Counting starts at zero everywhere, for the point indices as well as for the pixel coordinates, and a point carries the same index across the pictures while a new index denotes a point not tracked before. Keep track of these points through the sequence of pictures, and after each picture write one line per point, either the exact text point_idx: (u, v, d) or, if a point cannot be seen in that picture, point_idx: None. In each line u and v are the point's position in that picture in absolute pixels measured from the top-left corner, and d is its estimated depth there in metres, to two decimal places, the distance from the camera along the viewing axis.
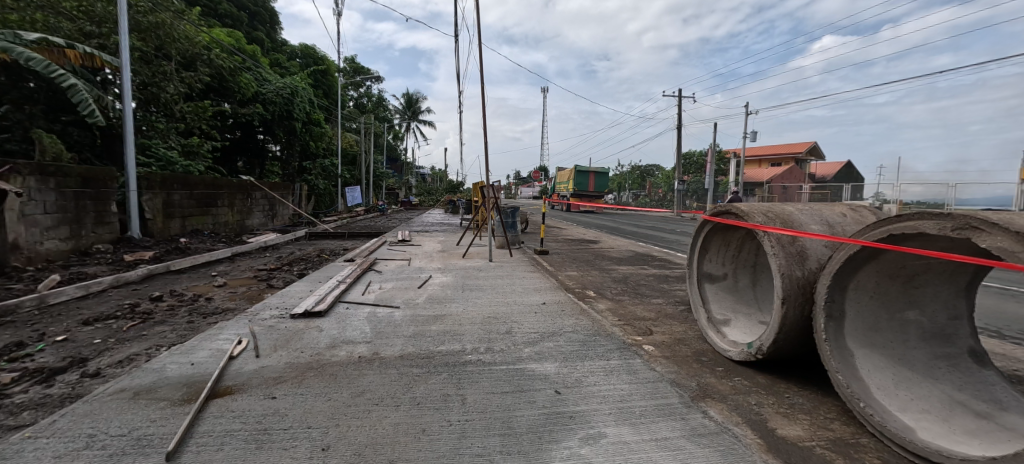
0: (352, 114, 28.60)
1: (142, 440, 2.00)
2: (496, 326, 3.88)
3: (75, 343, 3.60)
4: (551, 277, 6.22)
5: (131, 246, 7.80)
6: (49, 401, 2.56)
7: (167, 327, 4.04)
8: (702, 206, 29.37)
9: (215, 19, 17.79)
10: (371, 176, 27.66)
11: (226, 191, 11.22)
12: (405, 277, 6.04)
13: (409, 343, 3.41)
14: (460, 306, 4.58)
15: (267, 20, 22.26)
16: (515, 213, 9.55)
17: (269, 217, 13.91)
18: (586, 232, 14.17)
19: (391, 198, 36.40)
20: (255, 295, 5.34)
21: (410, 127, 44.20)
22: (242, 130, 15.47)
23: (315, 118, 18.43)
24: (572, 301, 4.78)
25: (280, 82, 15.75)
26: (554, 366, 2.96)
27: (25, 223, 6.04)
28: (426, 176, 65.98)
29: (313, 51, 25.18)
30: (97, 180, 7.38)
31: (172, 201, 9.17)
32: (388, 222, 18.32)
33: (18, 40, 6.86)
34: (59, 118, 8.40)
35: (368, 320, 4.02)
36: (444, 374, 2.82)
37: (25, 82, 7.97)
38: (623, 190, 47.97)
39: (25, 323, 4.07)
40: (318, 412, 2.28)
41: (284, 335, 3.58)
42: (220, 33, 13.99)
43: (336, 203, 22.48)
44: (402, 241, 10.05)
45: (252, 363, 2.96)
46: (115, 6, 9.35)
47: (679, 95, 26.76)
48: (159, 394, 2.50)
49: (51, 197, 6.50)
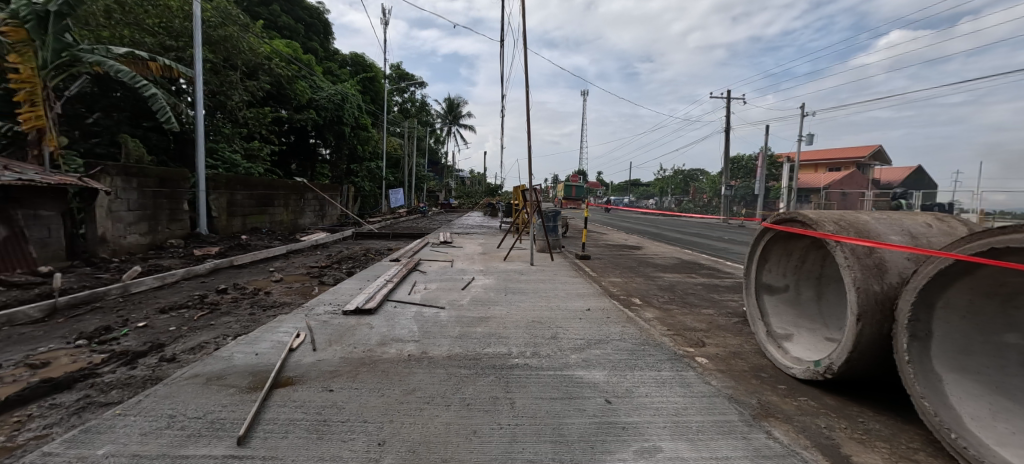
0: (396, 119, 29.79)
1: (216, 424, 2.14)
2: (541, 330, 3.86)
3: (153, 330, 3.94)
4: (594, 282, 6.14)
5: (201, 241, 8.49)
6: (133, 381, 2.81)
7: (233, 317, 4.34)
8: (749, 212, 28.06)
9: (276, 30, 19.11)
10: (413, 179, 28.50)
11: (282, 191, 11.95)
12: (449, 278, 6.16)
13: (456, 343, 3.46)
14: (503, 309, 4.61)
15: (322, 31, 23.60)
16: (556, 217, 9.49)
17: (319, 217, 14.68)
18: (628, 237, 13.82)
19: (430, 200, 37.61)
20: (307, 291, 5.63)
21: (450, 131, 45.32)
22: (296, 134, 16.45)
23: (362, 123, 19.18)
24: (617, 308, 4.68)
25: (332, 89, 16.59)
26: (603, 374, 2.90)
27: (111, 219, 6.73)
28: (466, 179, 67.53)
29: (362, 58, 26.22)
30: (172, 180, 8.08)
31: (235, 201, 9.88)
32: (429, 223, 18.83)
33: (110, 54, 7.61)
34: (141, 124, 9.28)
35: (415, 319, 4.13)
36: (491, 376, 2.83)
37: (113, 92, 8.84)
38: (665, 195, 46.55)
39: (113, 309, 4.52)
40: (373, 407, 2.36)
41: (337, 330, 3.74)
42: (280, 44, 15.03)
43: (379, 205, 23.38)
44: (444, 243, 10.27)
45: (309, 357, 3.10)
46: (190, 22, 10.24)
47: (727, 96, 25.68)
48: (229, 381, 2.68)
49: (133, 196, 7.20)
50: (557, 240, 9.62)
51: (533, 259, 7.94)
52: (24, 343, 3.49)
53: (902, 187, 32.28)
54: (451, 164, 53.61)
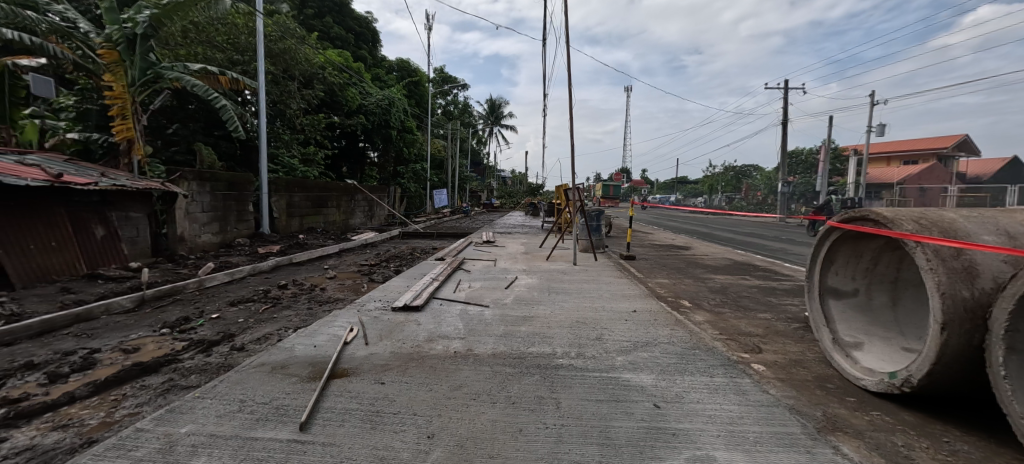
0: (440, 121, 30.58)
1: (280, 410, 2.30)
2: (586, 331, 3.81)
3: (225, 320, 4.31)
4: (640, 283, 5.97)
5: (264, 240, 9.18)
6: (209, 367, 3.09)
7: (292, 311, 4.66)
8: (810, 211, 26.07)
9: (329, 41, 20.26)
10: (456, 179, 29.13)
11: (335, 193, 12.66)
12: (492, 277, 6.23)
13: (501, 342, 3.49)
14: (547, 308, 4.60)
15: (370, 39, 24.70)
16: (599, 216, 9.32)
17: (369, 217, 15.39)
18: (676, 237, 13.31)
19: (472, 200, 38.30)
20: (359, 287, 5.91)
21: (491, 132, 45.84)
22: (347, 138, 17.36)
23: (408, 127, 19.87)
24: (664, 310, 4.52)
25: (380, 94, 17.32)
26: (651, 377, 2.81)
27: (188, 220, 7.45)
28: (507, 179, 68.09)
29: (408, 64, 27.13)
30: (239, 184, 8.79)
31: (293, 202, 10.59)
32: (471, 223, 19.16)
33: (186, 70, 8.41)
34: (212, 133, 10.18)
35: (461, 317, 4.22)
36: (536, 376, 2.83)
37: (188, 105, 9.76)
38: (715, 193, 44.26)
39: (190, 301, 5.01)
40: (422, 401, 2.43)
41: (387, 326, 3.90)
42: (332, 54, 15.93)
43: (424, 205, 24.13)
44: (487, 242, 10.41)
45: (362, 350, 3.26)
46: (254, 37, 11.06)
47: (784, 86, 24.01)
48: (291, 370, 2.87)
49: (207, 199, 7.91)
50: (601, 240, 9.46)
51: (576, 259, 7.85)
52: (119, 330, 3.95)
53: (995, 181, 28.61)
54: (493, 164, 54.25)
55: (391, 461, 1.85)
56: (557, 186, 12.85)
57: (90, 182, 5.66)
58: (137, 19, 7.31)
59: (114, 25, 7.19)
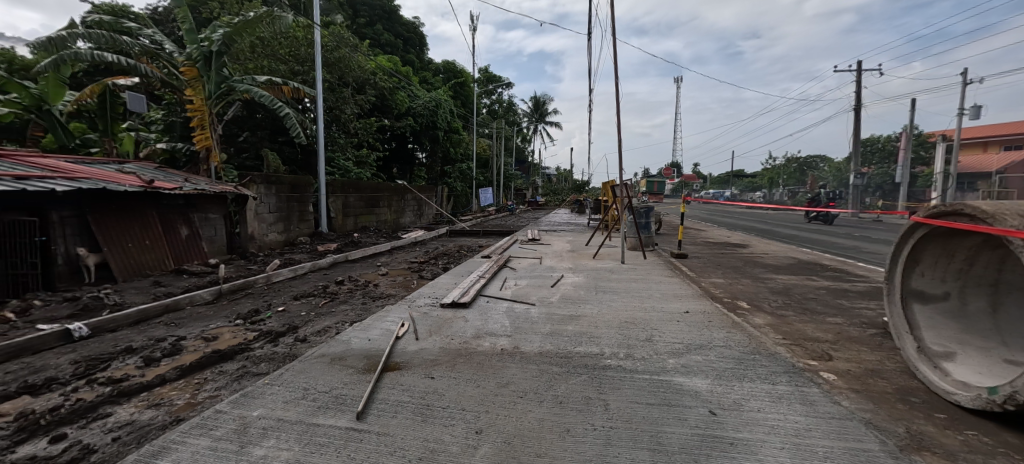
0: (485, 121, 31.04)
1: (339, 399, 2.45)
2: (635, 332, 3.70)
3: (289, 313, 4.67)
4: (692, 283, 5.69)
5: (322, 239, 9.81)
6: (277, 356, 3.36)
7: (349, 306, 4.94)
8: (888, 204, 23.54)
9: (380, 48, 21.22)
10: (501, 178, 29.42)
11: (386, 194, 13.25)
12: (538, 275, 6.23)
13: (547, 340, 3.48)
14: (594, 308, 4.52)
15: (418, 44, 25.55)
16: (648, 213, 9.01)
17: (418, 216, 15.96)
18: (732, 235, 12.55)
19: (517, 198, 38.55)
20: (409, 284, 6.15)
21: (536, 129, 45.78)
22: (397, 141, 18.10)
23: (454, 127, 20.35)
24: (720, 312, 4.28)
25: (427, 96, 17.87)
26: (705, 382, 2.67)
27: (257, 220, 8.13)
28: (552, 176, 67.77)
29: (453, 65, 27.74)
30: (300, 186, 9.44)
31: (348, 203, 11.23)
32: (517, 221, 19.30)
33: (254, 83, 9.15)
34: (277, 139, 11.03)
35: (507, 314, 4.26)
36: (584, 376, 2.79)
37: (256, 114, 10.61)
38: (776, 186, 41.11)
39: (260, 295, 5.47)
40: (470, 397, 2.47)
41: (436, 321, 4.02)
42: (383, 60, 16.67)
43: (470, 204, 24.62)
44: (532, 240, 10.42)
45: (413, 345, 3.38)
46: (312, 48, 11.77)
47: (858, 68, 21.80)
48: (348, 362, 3.04)
49: (273, 200, 8.58)
50: (650, 237, 9.13)
51: (623, 257, 7.66)
52: (201, 320, 4.40)
53: None
54: (537, 162, 54.20)
55: (441, 454, 1.89)
56: (604, 183, 12.59)
57: (176, 187, 6.33)
58: (213, 38, 8.10)
59: (193, 45, 7.98)
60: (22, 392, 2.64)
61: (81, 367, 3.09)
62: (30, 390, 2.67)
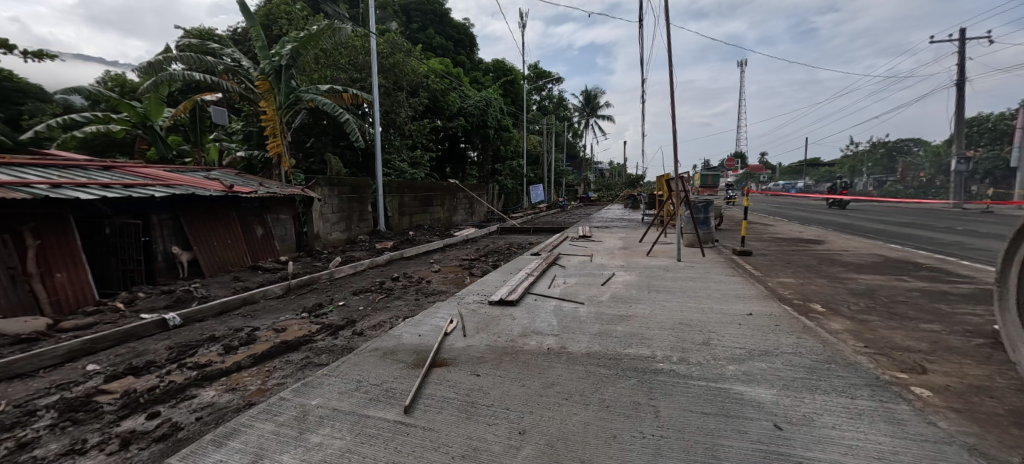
0: (535, 117, 30.97)
1: (390, 392, 2.55)
2: (691, 334, 3.48)
3: (349, 308, 4.97)
4: (757, 282, 5.26)
5: (380, 237, 10.34)
6: (336, 348, 3.58)
7: (402, 302, 5.15)
8: (1005, 193, 20.12)
9: (432, 51, 21.92)
10: (552, 174, 29.21)
11: (439, 193, 13.69)
12: (588, 273, 6.09)
13: (595, 341, 3.38)
14: (646, 308, 4.32)
15: (468, 45, 26.05)
16: (708, 208, 8.44)
17: (469, 214, 16.31)
18: (806, 230, 11.43)
19: (569, 194, 38.10)
20: (460, 281, 6.29)
21: (587, 124, 44.81)
22: (450, 141, 18.61)
23: (505, 125, 20.51)
24: (789, 315, 3.89)
25: (478, 96, 18.15)
26: (769, 392, 2.43)
27: (321, 219, 8.75)
28: (605, 172, 66.07)
29: (503, 63, 27.93)
30: (360, 187, 10.01)
31: (403, 202, 11.73)
32: (568, 217, 19.06)
33: (318, 92, 9.82)
34: (339, 144, 11.79)
35: (555, 313, 4.20)
36: (633, 380, 2.66)
37: (321, 121, 11.42)
38: (860, 175, 36.72)
39: (324, 290, 5.89)
40: (515, 396, 2.46)
41: (484, 319, 4.06)
42: (435, 63, 17.20)
43: (521, 201, 24.74)
44: (583, 237, 10.22)
45: (461, 342, 3.44)
46: (369, 56, 12.40)
47: (964, 36, 18.84)
48: (399, 356, 3.17)
49: (335, 201, 9.19)
50: (709, 233, 8.56)
51: (680, 254, 7.25)
52: (273, 312, 4.82)
53: None
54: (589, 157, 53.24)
55: (483, 453, 1.89)
56: (659, 177, 12.03)
57: (252, 191, 6.98)
58: (281, 53, 8.78)
59: (266, 60, 8.72)
60: (128, 373, 3.06)
61: (174, 352, 3.51)
62: (134, 371, 3.08)
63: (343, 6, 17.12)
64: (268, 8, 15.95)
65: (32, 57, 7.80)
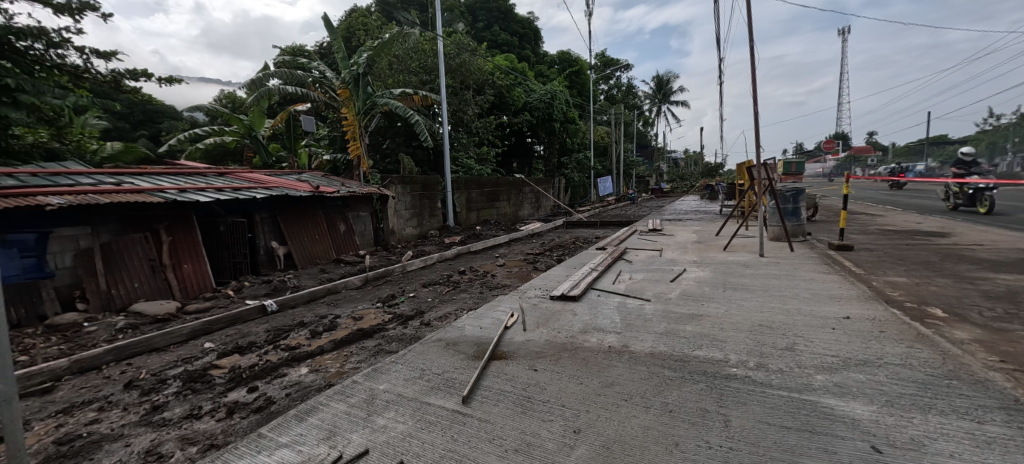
0: (602, 107, 30.00)
1: (450, 382, 2.65)
2: (772, 338, 3.14)
3: (418, 299, 5.28)
4: (859, 282, 4.58)
5: (449, 232, 10.81)
6: (405, 337, 3.82)
7: (468, 294, 5.33)
8: None
9: (497, 48, 22.23)
10: (621, 166, 28.14)
11: (505, 188, 13.91)
12: (656, 269, 5.77)
13: (661, 341, 3.20)
14: (721, 307, 3.98)
15: (533, 38, 25.96)
16: (798, 197, 7.47)
17: (535, 208, 16.37)
18: (929, 221, 9.70)
19: (639, 186, 36.52)
20: (524, 275, 6.34)
21: (659, 111, 42.35)
22: (515, 136, 18.79)
23: (570, 117, 20.18)
24: (899, 320, 3.35)
25: (543, 89, 18.04)
26: (867, 409, 2.11)
27: (395, 216, 9.38)
28: (679, 161, 62.03)
29: (568, 54, 27.41)
30: (430, 185, 10.54)
31: (470, 198, 12.13)
32: (639, 210, 18.28)
33: (392, 96, 10.48)
34: (411, 144, 12.51)
35: (619, 310, 4.05)
36: (702, 384, 2.48)
37: (395, 124, 12.20)
38: (1007, 153, 30.16)
39: (396, 282, 6.31)
40: (571, 394, 2.43)
41: (545, 314, 4.06)
42: (500, 60, 17.43)
43: (589, 194, 24.26)
44: (653, 231, 9.73)
45: (520, 336, 3.48)
46: (437, 57, 12.90)
47: None
48: (461, 347, 3.29)
49: (408, 198, 9.77)
50: (799, 226, 7.63)
51: (764, 249, 6.58)
52: (352, 302, 5.29)
53: None
54: (662, 146, 50.42)
55: (537, 449, 1.89)
56: (741, 164, 10.98)
57: (335, 191, 7.69)
58: (359, 62, 9.50)
59: (346, 69, 9.50)
60: (236, 351, 3.56)
61: (272, 334, 4.02)
62: (239, 349, 3.58)
63: (415, 13, 18.04)
64: (349, 21, 17.33)
65: (167, 83, 9.32)
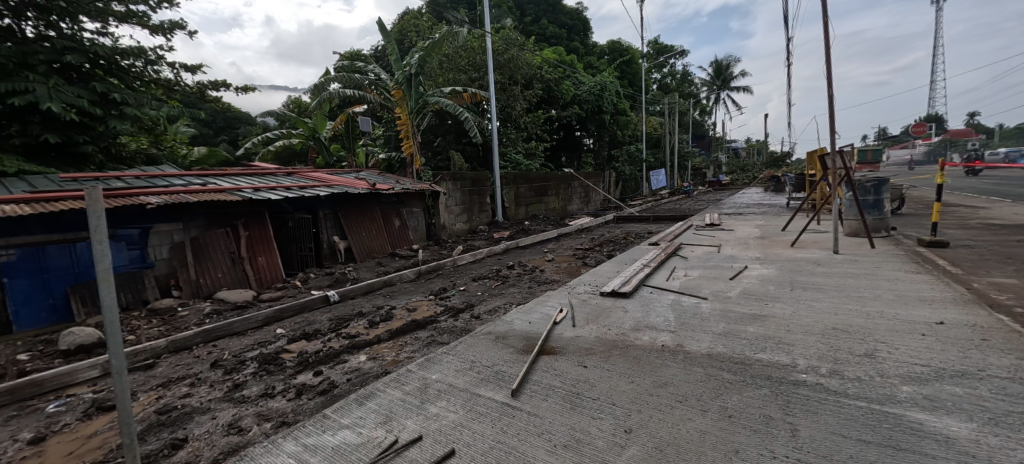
0: (655, 96, 28.74)
1: (499, 374, 2.69)
2: (849, 343, 2.85)
3: (468, 292, 5.40)
4: (958, 283, 4.02)
5: (497, 227, 10.94)
6: (456, 329, 3.93)
7: (516, 289, 5.37)
8: None
9: (545, 42, 22.04)
10: (676, 157, 26.84)
11: (554, 182, 13.81)
12: (714, 265, 5.46)
13: (719, 342, 3.02)
14: (789, 307, 3.68)
15: (582, 29, 25.40)
16: (879, 188, 6.69)
17: (585, 203, 16.10)
18: None
19: (696, 178, 34.69)
20: (574, 270, 6.26)
21: (717, 98, 39.80)
22: (564, 130, 18.56)
23: (621, 108, 19.54)
24: (1009, 327, 2.91)
25: (592, 81, 17.62)
26: (968, 427, 1.85)
27: (446, 211, 9.65)
28: (740, 151, 58.03)
29: (619, 44, 26.53)
30: (479, 180, 10.72)
31: (518, 193, 12.19)
32: (695, 204, 17.35)
33: (442, 94, 10.75)
34: (461, 140, 12.78)
35: (673, 308, 3.89)
36: (766, 389, 2.31)
37: (446, 121, 12.53)
38: None
39: (447, 275, 6.50)
40: (623, 392, 2.36)
41: (594, 310, 3.98)
42: (548, 53, 17.27)
43: (640, 188, 23.44)
44: (711, 225, 9.21)
45: (569, 331, 3.44)
46: (486, 54, 13.02)
47: None
48: (510, 341, 3.32)
49: (457, 194, 10.02)
50: (882, 220, 6.84)
51: (840, 245, 5.99)
52: (406, 294, 5.53)
53: None
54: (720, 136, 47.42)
55: (586, 446, 1.86)
56: (812, 153, 10.03)
57: (390, 187, 8.04)
58: (410, 63, 9.83)
59: (399, 70, 9.87)
60: (303, 337, 3.87)
61: (334, 323, 4.31)
62: (306, 336, 3.88)
63: (464, 11, 18.30)
64: (401, 24, 17.97)
65: (243, 91, 10.25)
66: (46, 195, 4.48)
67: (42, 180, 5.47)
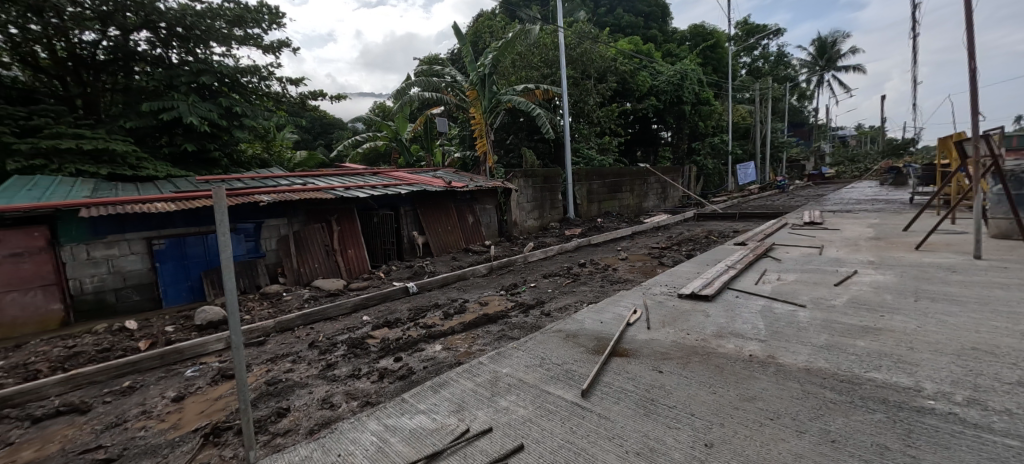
0: (744, 82, 26.24)
1: (569, 373, 2.65)
2: (1001, 368, 2.34)
3: (539, 289, 5.42)
4: None
5: (567, 224, 10.82)
6: (527, 325, 3.96)
7: (588, 288, 5.26)
8: None
9: (620, 32, 21.25)
10: (767, 148, 24.27)
11: (627, 178, 13.27)
12: (815, 269, 4.84)
13: (820, 355, 2.67)
14: (915, 321, 3.13)
15: (661, 16, 24.02)
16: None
17: (662, 199, 15.24)
18: None
19: (793, 171, 31.07)
20: (648, 270, 5.96)
21: (819, 80, 35.19)
22: (640, 123, 17.75)
23: (705, 97, 18.08)
24: None
25: (671, 70, 16.59)
26: None
27: (516, 208, 9.77)
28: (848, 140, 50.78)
29: (702, 28, 24.62)
30: (550, 177, 10.68)
31: (590, 190, 11.91)
32: (791, 200, 15.51)
33: (515, 92, 10.87)
34: (533, 138, 12.83)
35: (764, 315, 3.52)
36: (881, 415, 1.99)
37: (518, 119, 12.67)
38: None
39: (518, 272, 6.59)
40: (703, 402, 2.20)
41: (672, 313, 3.75)
42: (623, 44, 16.62)
43: (725, 183, 21.62)
44: (812, 224, 8.18)
45: (644, 334, 3.28)
46: (558, 49, 12.92)
47: None
48: (581, 341, 3.25)
49: (528, 192, 10.08)
50: None
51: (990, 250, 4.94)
52: (478, 288, 5.71)
53: None
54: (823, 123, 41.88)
55: (661, 456, 1.76)
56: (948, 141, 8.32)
57: (464, 185, 8.34)
58: (484, 63, 10.10)
59: (473, 71, 10.18)
60: (386, 325, 4.17)
61: (413, 313, 4.59)
62: (388, 324, 4.18)
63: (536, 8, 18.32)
64: (475, 26, 18.53)
65: (336, 99, 11.36)
66: (185, 195, 5.38)
67: (184, 182, 6.59)
